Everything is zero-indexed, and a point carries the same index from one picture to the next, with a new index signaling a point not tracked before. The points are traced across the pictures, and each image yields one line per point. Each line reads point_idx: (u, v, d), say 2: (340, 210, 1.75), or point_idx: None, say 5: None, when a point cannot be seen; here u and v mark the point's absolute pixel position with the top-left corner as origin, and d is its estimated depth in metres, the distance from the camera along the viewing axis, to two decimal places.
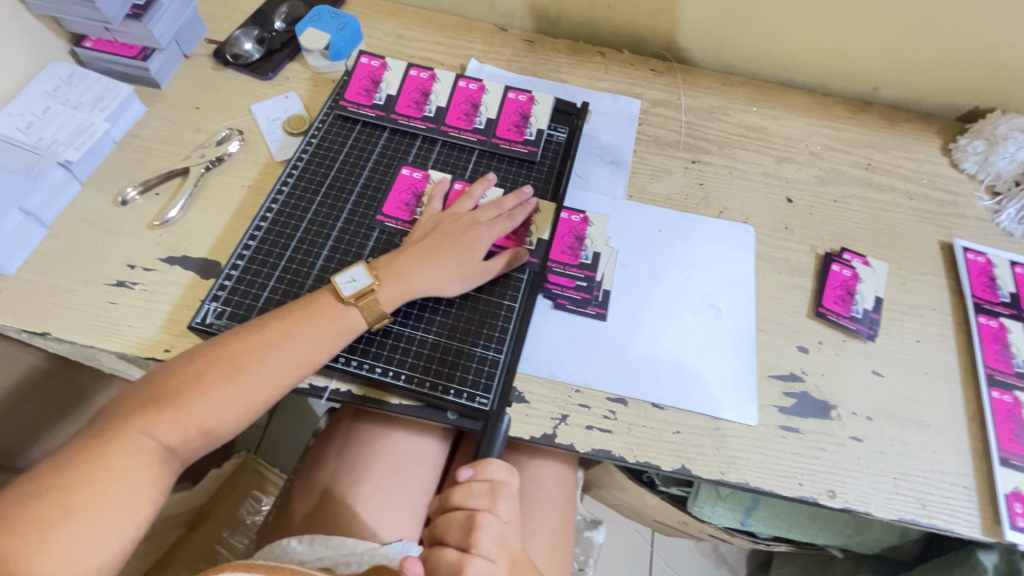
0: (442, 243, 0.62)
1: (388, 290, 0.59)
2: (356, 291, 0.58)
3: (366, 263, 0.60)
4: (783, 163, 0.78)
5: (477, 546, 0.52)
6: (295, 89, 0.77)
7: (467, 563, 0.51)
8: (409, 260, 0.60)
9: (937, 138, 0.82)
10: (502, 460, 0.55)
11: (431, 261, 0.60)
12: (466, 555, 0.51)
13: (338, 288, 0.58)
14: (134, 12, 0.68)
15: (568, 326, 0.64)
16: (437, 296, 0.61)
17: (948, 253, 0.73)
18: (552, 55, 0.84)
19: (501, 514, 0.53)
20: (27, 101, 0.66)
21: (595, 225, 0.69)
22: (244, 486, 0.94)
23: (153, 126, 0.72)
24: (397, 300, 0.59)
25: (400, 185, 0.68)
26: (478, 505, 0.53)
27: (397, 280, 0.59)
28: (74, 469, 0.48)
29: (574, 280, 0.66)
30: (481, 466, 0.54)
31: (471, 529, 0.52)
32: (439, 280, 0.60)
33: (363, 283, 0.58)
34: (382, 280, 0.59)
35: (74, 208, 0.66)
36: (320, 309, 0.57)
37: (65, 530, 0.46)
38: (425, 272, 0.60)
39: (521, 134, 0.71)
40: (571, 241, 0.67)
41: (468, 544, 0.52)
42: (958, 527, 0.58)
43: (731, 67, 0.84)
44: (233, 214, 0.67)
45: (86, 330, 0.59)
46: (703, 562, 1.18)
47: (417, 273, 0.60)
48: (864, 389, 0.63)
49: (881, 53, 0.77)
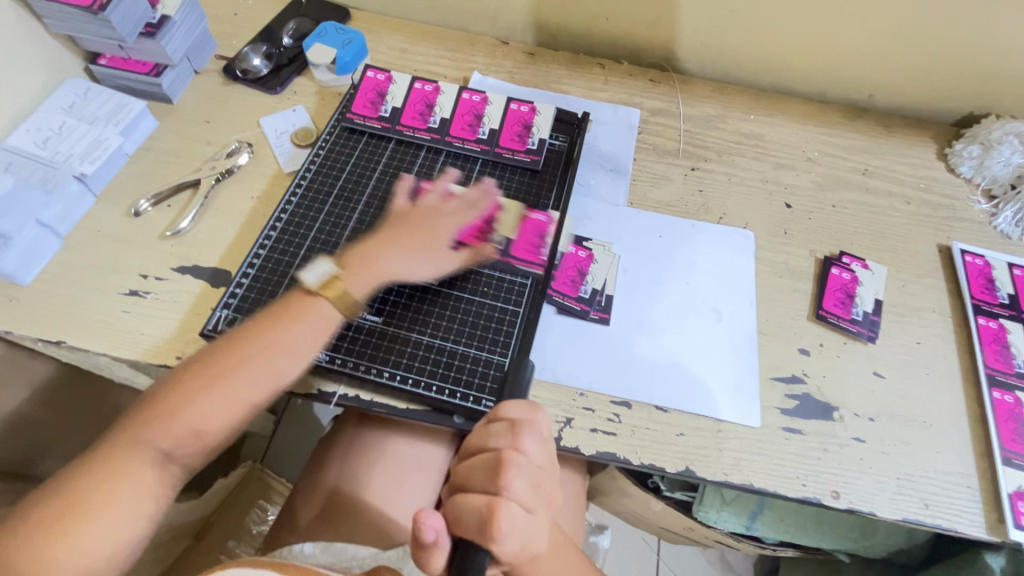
0: (406, 230, 0.64)
1: (358, 278, 0.60)
2: (322, 280, 0.59)
3: (375, 267, 0.62)
4: (781, 170, 0.79)
5: (508, 487, 0.47)
6: (302, 103, 0.79)
7: (498, 505, 0.46)
8: (409, 263, 0.62)
9: (933, 143, 0.83)
10: (521, 399, 0.53)
11: (396, 247, 0.63)
12: (495, 497, 0.46)
13: (305, 281, 0.59)
14: (147, 30, 0.70)
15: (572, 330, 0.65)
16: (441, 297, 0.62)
17: (946, 256, 0.74)
18: (553, 67, 0.86)
19: (528, 452, 0.49)
20: (43, 117, 0.67)
21: (600, 262, 0.69)
22: (252, 494, 0.95)
23: (164, 140, 0.74)
24: (367, 286, 0.61)
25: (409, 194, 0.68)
26: (501, 444, 0.50)
27: (365, 266, 0.61)
28: (78, 481, 0.49)
29: (578, 290, 0.67)
30: (497, 408, 0.52)
31: (499, 469, 0.48)
32: None
33: (329, 272, 0.60)
34: (351, 269, 0.61)
35: (88, 220, 0.67)
36: (300, 307, 0.58)
37: (68, 538, 0.47)
38: (393, 257, 0.62)
39: (524, 144, 0.73)
40: (574, 274, 0.68)
41: (497, 487, 0.47)
42: (962, 526, 0.58)
43: (728, 76, 0.86)
44: (243, 224, 0.69)
45: (100, 338, 0.60)
46: (710, 570, 1.18)
47: (385, 260, 0.62)
48: (866, 390, 0.64)
49: (874, 61, 0.78)
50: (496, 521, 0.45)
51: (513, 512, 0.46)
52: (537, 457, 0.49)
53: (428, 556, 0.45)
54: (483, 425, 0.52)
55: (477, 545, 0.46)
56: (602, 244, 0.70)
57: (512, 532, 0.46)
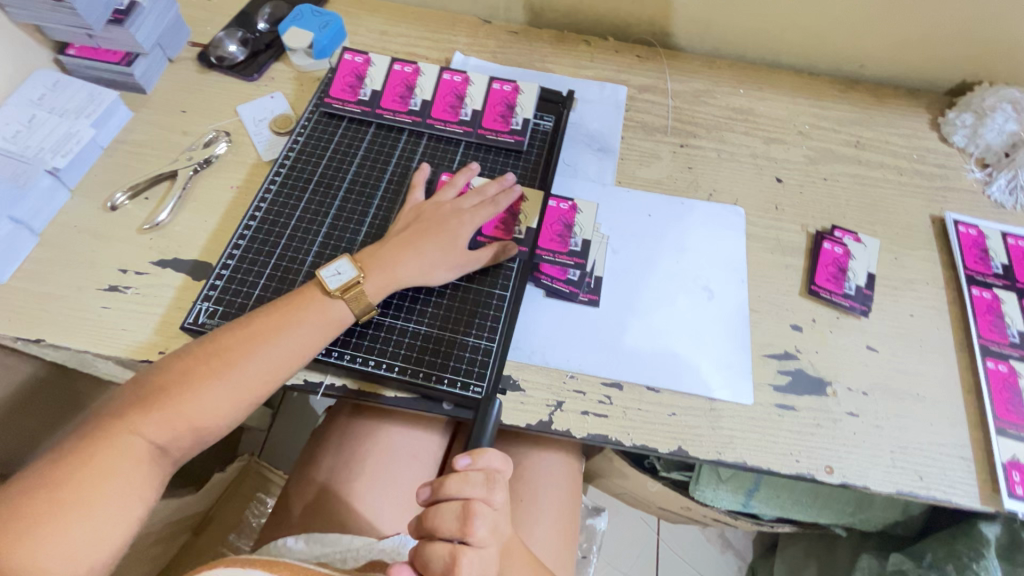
0: (427, 232, 0.62)
1: (374, 283, 0.59)
2: (341, 284, 0.58)
3: (350, 256, 0.60)
4: (772, 144, 0.78)
5: (472, 538, 0.47)
6: (280, 89, 0.77)
7: (461, 555, 0.47)
8: (394, 250, 0.61)
9: (926, 113, 0.82)
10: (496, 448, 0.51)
11: (415, 251, 0.61)
12: (458, 547, 0.47)
13: (323, 281, 0.58)
14: (116, 17, 0.68)
15: (454, 521, 0.48)
16: (426, 284, 0.61)
17: (940, 227, 0.73)
18: (537, 45, 0.84)
19: (496, 503, 0.49)
20: (13, 110, 0.66)
21: (583, 211, 0.68)
22: (248, 488, 0.94)
23: (140, 131, 0.72)
24: (384, 290, 0.59)
25: (550, 217, 0.67)
26: (473, 494, 0.48)
27: (382, 269, 0.59)
28: (48, 476, 0.47)
29: (567, 245, 0.66)
30: (478, 453, 0.50)
31: (466, 521, 0.47)
32: (424, 270, 0.61)
33: (348, 276, 0.58)
34: (367, 273, 0.59)
35: (64, 215, 0.66)
36: (308, 303, 0.57)
37: (50, 533, 0.46)
38: (410, 261, 0.60)
39: (507, 124, 0.71)
40: (559, 228, 0.67)
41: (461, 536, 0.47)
42: (957, 497, 0.58)
43: (716, 49, 0.84)
44: (222, 215, 0.67)
45: (80, 335, 0.59)
46: (709, 548, 1.18)
47: (402, 262, 0.60)
48: (859, 364, 0.63)
49: (865, 30, 0.77)
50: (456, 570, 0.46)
51: (474, 559, 0.47)
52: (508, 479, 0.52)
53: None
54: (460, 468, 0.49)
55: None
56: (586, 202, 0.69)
57: None
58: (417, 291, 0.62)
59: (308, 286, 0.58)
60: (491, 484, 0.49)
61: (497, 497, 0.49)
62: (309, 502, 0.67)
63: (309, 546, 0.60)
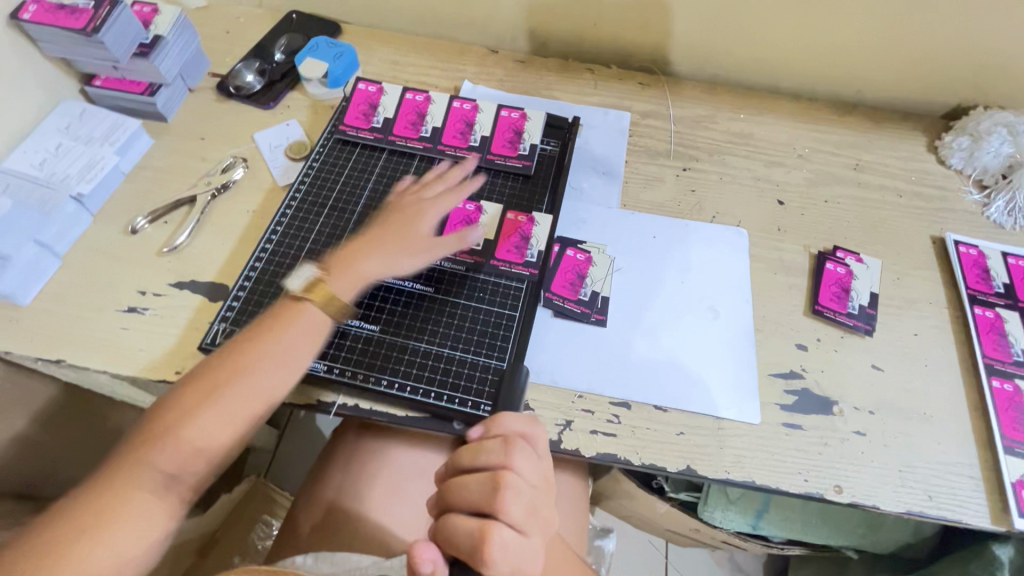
0: (390, 229, 0.65)
1: (340, 280, 0.61)
2: (302, 283, 0.60)
3: (314, 262, 0.63)
4: (773, 167, 0.80)
5: (502, 511, 0.46)
6: (295, 117, 0.80)
7: (491, 529, 0.45)
8: (359, 250, 0.63)
9: (924, 136, 0.84)
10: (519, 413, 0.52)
11: (378, 247, 0.63)
12: (489, 520, 0.46)
13: (287, 286, 0.61)
14: (141, 50, 0.71)
15: (481, 493, 0.47)
16: (394, 278, 0.63)
17: (940, 247, 0.74)
18: (543, 73, 0.87)
19: (521, 470, 0.48)
20: (40, 139, 0.68)
21: (598, 264, 0.69)
22: (254, 510, 0.93)
23: (160, 158, 0.75)
24: (353, 289, 0.61)
25: (565, 265, 0.68)
26: (494, 460, 0.48)
27: (348, 271, 0.62)
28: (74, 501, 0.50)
29: (577, 294, 0.67)
30: (495, 421, 0.51)
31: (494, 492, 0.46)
32: (392, 263, 0.63)
33: (312, 274, 0.61)
34: (330, 272, 0.62)
35: (86, 239, 0.68)
36: (279, 313, 0.59)
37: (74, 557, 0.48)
38: (372, 258, 0.63)
39: (516, 149, 0.73)
40: (572, 277, 0.68)
41: (491, 510, 0.46)
42: (967, 517, 0.58)
43: (716, 76, 0.87)
44: (239, 238, 0.69)
45: (99, 356, 0.60)
46: (719, 572, 1.17)
47: (366, 258, 0.63)
48: (865, 383, 0.64)
49: (861, 57, 0.79)
50: (487, 544, 0.45)
51: (506, 535, 0.45)
52: (532, 476, 0.48)
53: None
54: (478, 441, 0.50)
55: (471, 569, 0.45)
56: (600, 251, 0.70)
57: (505, 557, 0.45)
58: (411, 294, 0.64)
59: (279, 300, 0.60)
60: (512, 447, 0.49)
61: (521, 465, 0.48)
62: (318, 519, 0.68)
63: (320, 564, 0.61)
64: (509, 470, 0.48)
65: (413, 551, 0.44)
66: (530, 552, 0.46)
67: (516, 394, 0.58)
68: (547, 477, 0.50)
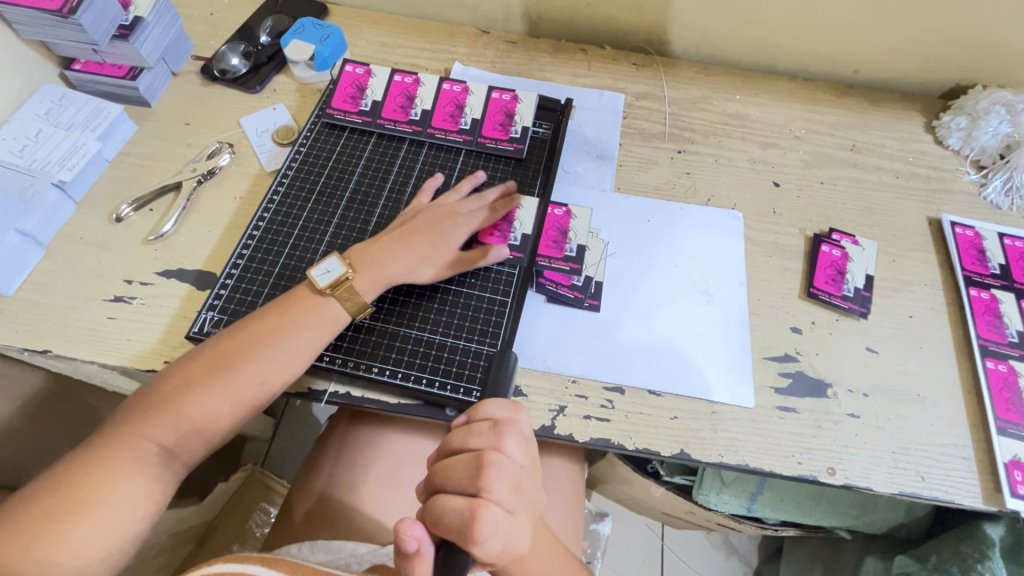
0: (420, 230, 0.63)
1: (364, 279, 0.59)
2: (331, 280, 0.59)
3: (339, 254, 0.61)
4: (769, 149, 0.79)
5: (489, 490, 0.45)
6: (283, 101, 0.78)
7: (480, 508, 0.44)
8: (384, 247, 0.61)
9: (921, 116, 0.83)
10: (502, 399, 0.51)
11: (404, 247, 0.62)
12: (477, 499, 0.45)
13: (313, 280, 0.59)
14: (121, 32, 0.69)
15: (468, 473, 0.46)
16: (416, 281, 0.62)
17: (937, 228, 0.73)
18: (535, 54, 0.85)
19: (508, 452, 0.47)
20: (19, 125, 0.67)
21: (592, 249, 0.68)
22: (252, 498, 0.94)
23: (144, 144, 0.73)
24: (375, 287, 0.60)
25: (547, 223, 0.68)
26: (481, 444, 0.47)
27: (372, 267, 0.60)
28: (64, 473, 0.49)
29: (570, 278, 0.66)
30: (478, 408, 0.50)
31: (480, 472, 0.46)
32: (415, 266, 0.61)
33: (337, 272, 0.59)
34: (356, 269, 0.60)
35: (70, 227, 0.67)
36: (299, 303, 0.57)
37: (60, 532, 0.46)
38: (398, 258, 0.61)
39: (507, 132, 0.72)
40: (556, 234, 0.67)
41: (477, 489, 0.45)
42: (959, 498, 0.58)
43: (712, 57, 0.85)
44: (227, 225, 0.68)
45: (86, 346, 0.59)
46: (714, 554, 1.18)
47: (391, 257, 0.61)
48: (860, 366, 0.64)
49: (859, 36, 0.78)
50: (477, 523, 0.44)
51: (494, 513, 0.45)
52: (519, 458, 0.48)
53: (410, 565, 0.43)
54: (464, 426, 0.49)
55: (459, 547, 0.44)
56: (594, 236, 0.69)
57: (494, 535, 0.44)
58: (420, 287, 0.63)
59: (301, 287, 0.59)
60: (499, 430, 0.48)
61: (508, 447, 0.48)
62: (311, 506, 0.67)
63: (314, 552, 0.60)
64: (496, 450, 0.47)
65: (400, 527, 0.42)
66: (517, 530, 0.46)
67: (503, 382, 0.55)
68: (533, 458, 0.50)
